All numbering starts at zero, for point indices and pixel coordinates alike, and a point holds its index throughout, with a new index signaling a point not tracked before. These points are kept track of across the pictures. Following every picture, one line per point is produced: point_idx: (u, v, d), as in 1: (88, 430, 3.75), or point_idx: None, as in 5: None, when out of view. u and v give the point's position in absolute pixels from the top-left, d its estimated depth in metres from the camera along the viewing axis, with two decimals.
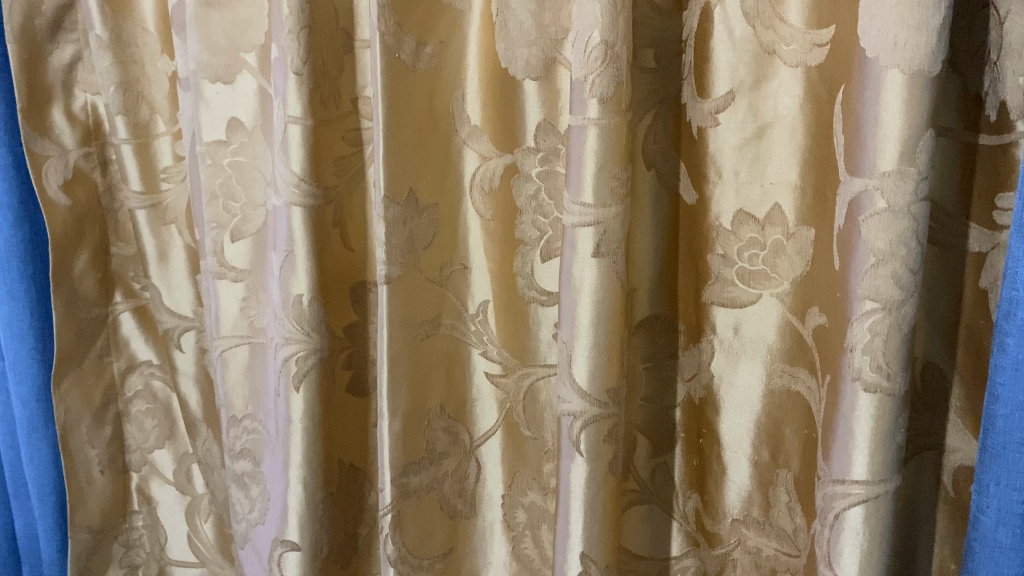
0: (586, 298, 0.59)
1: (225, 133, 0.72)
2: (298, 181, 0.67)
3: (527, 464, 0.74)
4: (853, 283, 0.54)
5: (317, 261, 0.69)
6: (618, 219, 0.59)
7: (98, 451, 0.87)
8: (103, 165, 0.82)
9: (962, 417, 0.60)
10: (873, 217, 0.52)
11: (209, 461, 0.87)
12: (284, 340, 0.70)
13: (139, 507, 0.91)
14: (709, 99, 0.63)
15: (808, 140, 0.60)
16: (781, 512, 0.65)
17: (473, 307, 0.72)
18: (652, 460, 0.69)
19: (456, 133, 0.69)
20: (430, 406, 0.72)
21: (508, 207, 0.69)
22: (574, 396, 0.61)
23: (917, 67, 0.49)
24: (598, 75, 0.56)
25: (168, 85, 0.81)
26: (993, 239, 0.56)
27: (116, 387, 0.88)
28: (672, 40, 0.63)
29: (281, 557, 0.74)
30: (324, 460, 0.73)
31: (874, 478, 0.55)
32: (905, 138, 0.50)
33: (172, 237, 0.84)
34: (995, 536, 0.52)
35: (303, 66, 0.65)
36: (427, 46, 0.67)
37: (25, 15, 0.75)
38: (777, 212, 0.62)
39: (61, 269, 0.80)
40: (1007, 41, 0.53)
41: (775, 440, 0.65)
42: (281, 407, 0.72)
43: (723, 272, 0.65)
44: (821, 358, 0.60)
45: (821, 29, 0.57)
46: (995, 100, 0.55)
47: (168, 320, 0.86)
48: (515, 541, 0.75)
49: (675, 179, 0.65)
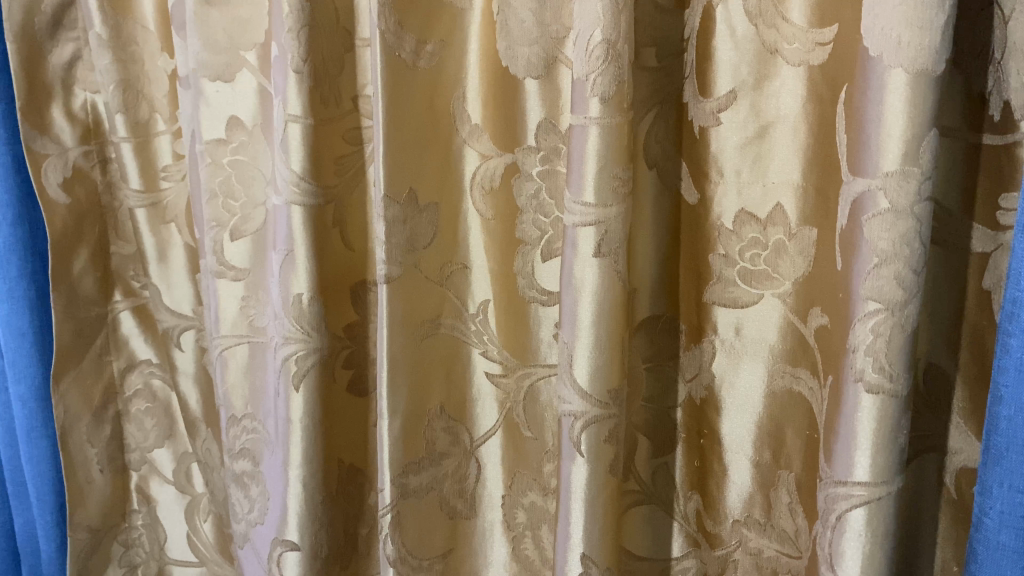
0: (587, 298, 0.59)
1: (225, 132, 0.72)
2: (298, 180, 0.67)
3: (527, 464, 0.73)
4: (856, 283, 0.54)
5: (317, 261, 0.69)
6: (620, 219, 0.58)
7: (97, 451, 0.87)
8: (103, 164, 0.82)
9: (964, 418, 0.60)
10: (876, 217, 0.52)
11: (209, 460, 0.87)
12: (284, 339, 0.70)
13: (138, 506, 0.91)
14: (711, 98, 0.62)
15: (810, 140, 0.59)
16: (782, 513, 0.65)
17: (473, 307, 0.72)
18: (653, 460, 0.69)
19: (456, 132, 0.69)
20: (430, 407, 0.72)
21: (509, 206, 0.69)
22: (575, 396, 0.60)
23: (921, 67, 0.49)
24: (600, 74, 0.56)
25: (168, 84, 0.81)
26: (996, 239, 0.56)
27: (116, 386, 0.88)
28: (674, 38, 0.63)
29: (280, 557, 0.74)
30: (324, 460, 0.73)
31: (876, 479, 0.54)
32: (909, 138, 0.50)
33: (172, 236, 0.84)
34: (998, 538, 0.51)
35: (303, 65, 0.65)
36: (427, 45, 0.66)
37: (25, 13, 0.75)
38: (779, 212, 0.62)
39: (60, 268, 0.80)
40: (1011, 41, 0.52)
41: (776, 440, 0.65)
42: (280, 406, 0.71)
43: (725, 272, 0.64)
44: (823, 359, 0.60)
45: (823, 28, 0.57)
46: (999, 100, 0.54)
47: (167, 319, 0.86)
48: (515, 542, 0.74)
49: (676, 179, 0.65)
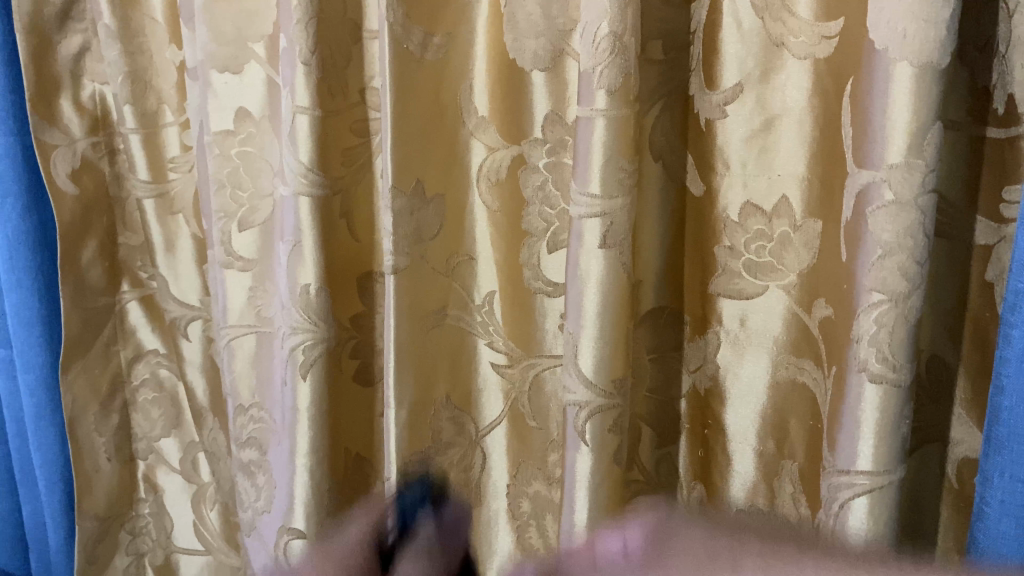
0: (592, 289, 0.59)
1: (233, 123, 0.72)
2: (305, 171, 0.67)
3: (532, 454, 0.74)
4: (859, 275, 0.54)
5: (324, 252, 0.70)
6: (625, 211, 0.59)
7: (105, 440, 0.88)
8: (111, 155, 0.83)
9: (966, 409, 0.60)
10: (880, 209, 0.52)
11: (215, 449, 0.88)
12: (290, 330, 0.70)
13: (145, 495, 0.92)
14: (717, 91, 0.63)
15: (817, 133, 0.60)
16: (786, 502, 0.66)
17: (478, 298, 0.73)
18: (658, 450, 0.71)
19: (463, 124, 0.70)
20: (436, 397, 0.73)
21: (516, 198, 0.69)
22: (579, 386, 0.61)
23: (927, 60, 0.49)
24: (606, 67, 0.56)
25: (176, 76, 0.81)
26: (999, 232, 0.56)
27: (123, 376, 0.89)
28: (680, 32, 0.63)
29: (286, 545, 0.75)
30: (331, 448, 0.74)
31: (878, 468, 0.55)
32: (913, 130, 0.51)
33: (180, 227, 0.85)
34: (1000, 527, 0.52)
35: (311, 56, 0.65)
36: (435, 37, 0.67)
37: (34, 4, 0.75)
38: (784, 204, 0.62)
39: (69, 259, 0.81)
40: (1014, 35, 0.53)
41: (779, 431, 0.65)
42: (287, 396, 0.72)
43: (730, 264, 0.65)
44: (827, 349, 0.60)
45: (830, 21, 0.57)
46: (1003, 93, 0.55)
47: (175, 309, 0.86)
48: (519, 531, 0.75)
49: (681, 172, 0.66)
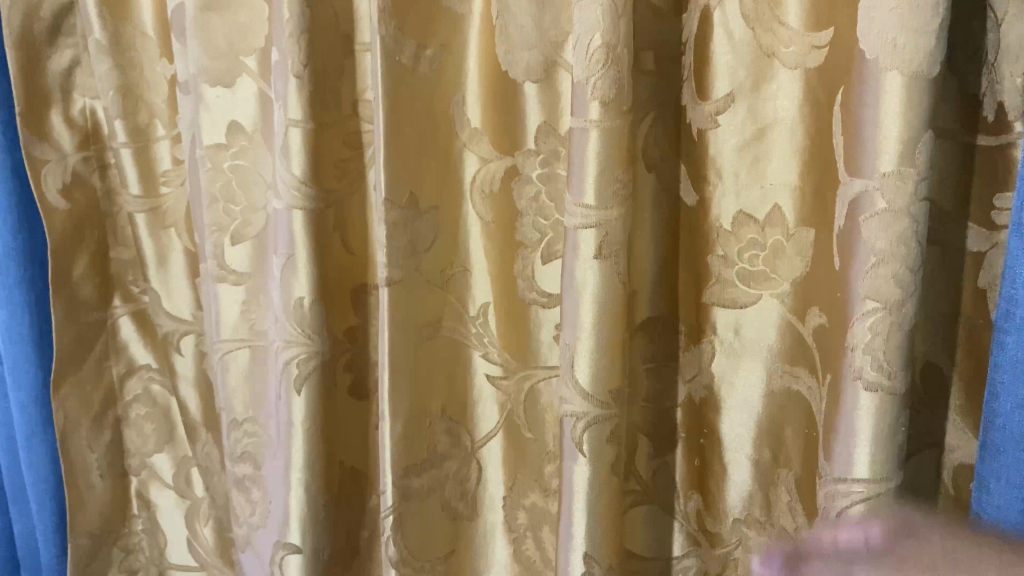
0: (587, 299, 0.61)
1: (225, 137, 0.73)
2: (299, 183, 0.68)
3: (527, 466, 0.76)
4: (853, 282, 0.55)
5: (318, 263, 0.70)
6: (619, 222, 0.60)
7: (97, 456, 0.87)
8: (102, 169, 0.82)
9: (961, 416, 0.61)
10: (873, 217, 0.53)
11: (209, 464, 0.87)
12: (286, 208, 0.68)
13: (139, 512, 0.92)
14: (710, 101, 0.64)
15: (808, 142, 0.61)
16: (782, 510, 0.67)
17: (473, 309, 0.74)
18: (654, 460, 0.71)
19: (456, 136, 0.70)
20: (431, 409, 0.74)
21: (509, 209, 0.71)
22: (576, 397, 0.63)
23: (918, 69, 0.50)
24: (598, 78, 0.58)
25: (167, 89, 0.80)
26: (991, 239, 0.57)
27: (116, 392, 0.88)
28: (672, 42, 0.65)
29: (283, 560, 0.75)
30: (324, 462, 0.74)
31: (875, 476, 0.56)
32: (905, 140, 0.51)
33: (172, 241, 0.84)
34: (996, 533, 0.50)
35: (304, 70, 0.66)
36: (427, 50, 0.67)
37: (25, 19, 0.74)
38: (777, 213, 0.63)
39: (61, 275, 0.80)
40: (1004, 44, 0.54)
41: (775, 441, 0.67)
42: (281, 410, 0.73)
43: (724, 206, 0.65)
44: (821, 357, 0.62)
45: (820, 31, 0.58)
46: (992, 101, 0.56)
47: (167, 324, 0.86)
48: (516, 543, 0.77)
49: (675, 180, 0.67)
